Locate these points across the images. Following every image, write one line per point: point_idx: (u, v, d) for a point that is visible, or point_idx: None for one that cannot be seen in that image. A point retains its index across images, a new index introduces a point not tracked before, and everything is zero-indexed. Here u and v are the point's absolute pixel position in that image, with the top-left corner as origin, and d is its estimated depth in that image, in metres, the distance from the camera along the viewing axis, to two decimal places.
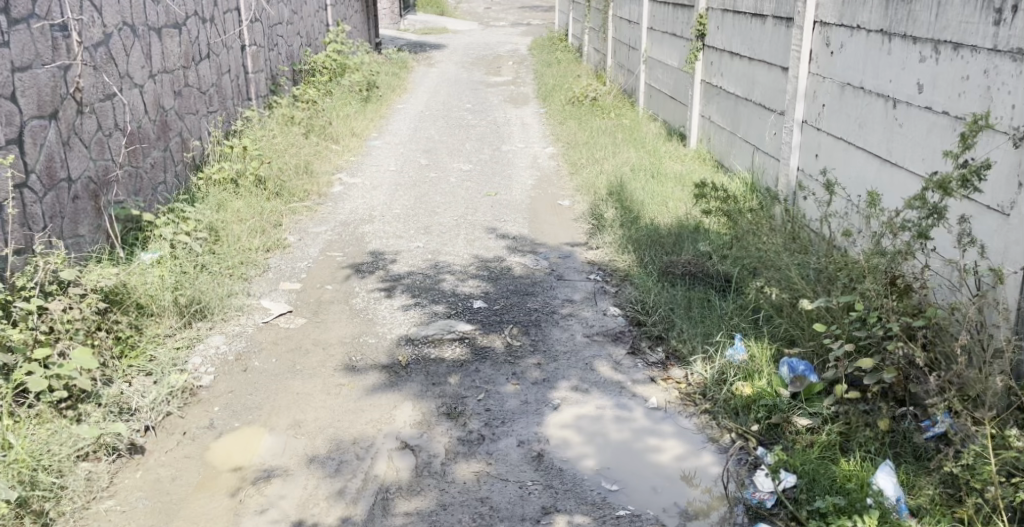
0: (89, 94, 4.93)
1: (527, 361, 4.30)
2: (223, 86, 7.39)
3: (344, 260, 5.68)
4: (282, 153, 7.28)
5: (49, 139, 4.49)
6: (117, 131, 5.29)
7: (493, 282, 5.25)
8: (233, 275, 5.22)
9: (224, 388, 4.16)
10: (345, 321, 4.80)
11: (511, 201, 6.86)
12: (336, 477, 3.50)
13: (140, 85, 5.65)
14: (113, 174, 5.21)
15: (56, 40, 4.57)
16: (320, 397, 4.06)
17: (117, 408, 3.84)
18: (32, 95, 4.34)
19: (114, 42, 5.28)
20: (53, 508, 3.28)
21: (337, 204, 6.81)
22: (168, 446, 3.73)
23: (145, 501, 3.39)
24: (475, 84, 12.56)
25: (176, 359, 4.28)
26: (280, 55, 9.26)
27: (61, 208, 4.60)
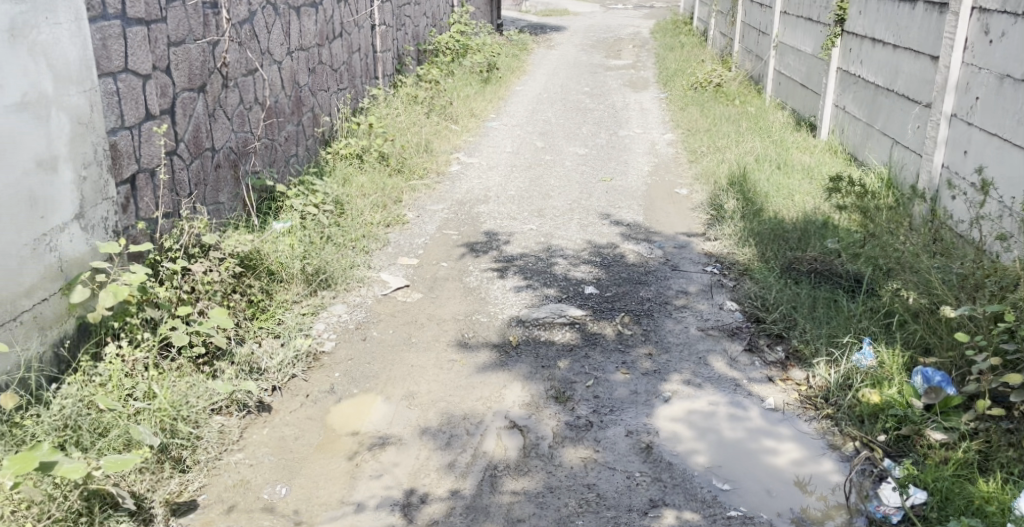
0: (234, 69, 5.17)
1: (638, 351, 4.27)
2: (353, 64, 7.60)
3: (459, 239, 5.76)
4: (403, 132, 7.44)
5: (197, 111, 4.73)
6: (257, 105, 5.53)
7: (606, 269, 5.23)
8: (356, 247, 5.39)
9: (345, 355, 4.31)
10: (459, 298, 4.89)
11: (628, 187, 6.80)
12: (446, 450, 3.58)
13: (278, 62, 5.88)
14: (252, 145, 5.45)
15: (207, 16, 4.81)
16: (433, 371, 4.15)
17: (248, 367, 4.05)
18: (184, 68, 4.58)
19: (257, 19, 5.51)
20: (190, 456, 3.47)
21: (455, 183, 6.91)
22: (293, 407, 3.90)
23: (270, 457, 3.56)
24: (594, 68, 12.45)
25: (302, 324, 4.46)
26: (406, 35, 9.45)
27: (205, 176, 4.85)
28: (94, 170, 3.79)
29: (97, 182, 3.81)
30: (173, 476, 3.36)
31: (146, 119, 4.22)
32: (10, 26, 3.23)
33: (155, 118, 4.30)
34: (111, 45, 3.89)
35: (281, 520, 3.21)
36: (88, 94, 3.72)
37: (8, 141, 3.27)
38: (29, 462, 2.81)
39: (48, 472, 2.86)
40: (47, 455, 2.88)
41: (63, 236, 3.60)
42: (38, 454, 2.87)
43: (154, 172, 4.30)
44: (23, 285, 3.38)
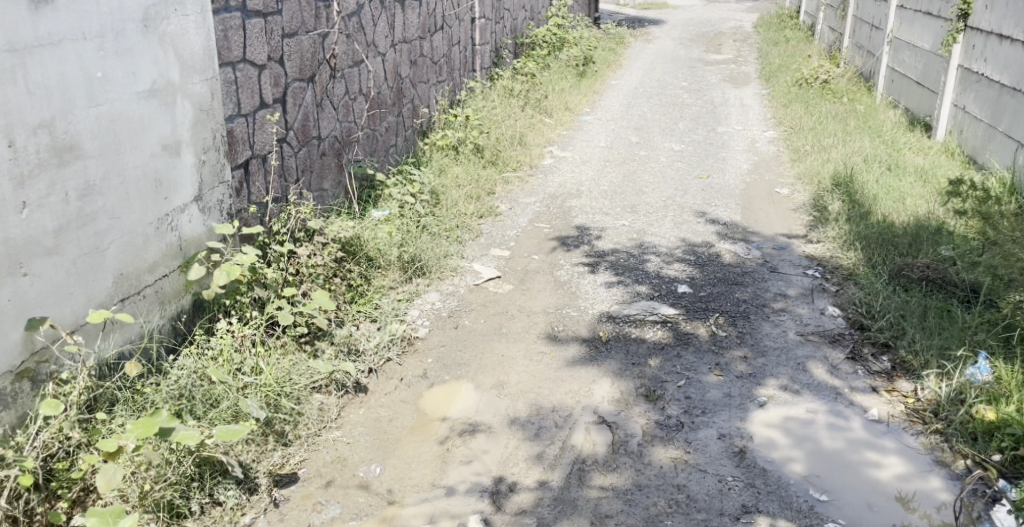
0: (341, 60, 5.29)
1: (733, 353, 4.18)
2: (452, 57, 7.67)
3: (551, 232, 5.75)
4: (498, 124, 7.46)
5: (306, 101, 4.85)
6: (361, 96, 5.64)
7: (701, 268, 5.13)
8: (450, 236, 5.43)
9: (438, 341, 4.37)
10: (550, 291, 4.88)
11: (725, 185, 6.66)
12: (535, 441, 3.59)
13: (382, 54, 5.98)
14: (355, 135, 5.56)
15: (318, 9, 4.92)
16: (523, 362, 4.16)
17: (346, 348, 4.15)
18: (296, 59, 4.69)
19: (364, 12, 5.61)
20: (292, 431, 3.58)
21: (548, 176, 6.89)
22: (388, 389, 3.97)
23: (366, 436, 3.64)
24: (693, 63, 12.22)
25: (397, 309, 4.53)
26: (505, 28, 9.48)
27: (311, 164, 4.98)
28: (212, 154, 3.95)
29: (214, 166, 3.97)
30: (276, 448, 3.47)
31: (260, 107, 4.35)
32: (143, 17, 3.38)
33: (268, 106, 4.43)
34: (232, 36, 4.03)
35: (375, 498, 3.28)
36: (210, 82, 3.87)
37: (138, 125, 3.42)
38: (150, 427, 2.94)
39: (166, 438, 2.97)
40: (166, 421, 3.00)
41: (182, 217, 3.77)
42: (158, 419, 2.99)
43: (265, 158, 4.43)
44: (147, 262, 3.55)
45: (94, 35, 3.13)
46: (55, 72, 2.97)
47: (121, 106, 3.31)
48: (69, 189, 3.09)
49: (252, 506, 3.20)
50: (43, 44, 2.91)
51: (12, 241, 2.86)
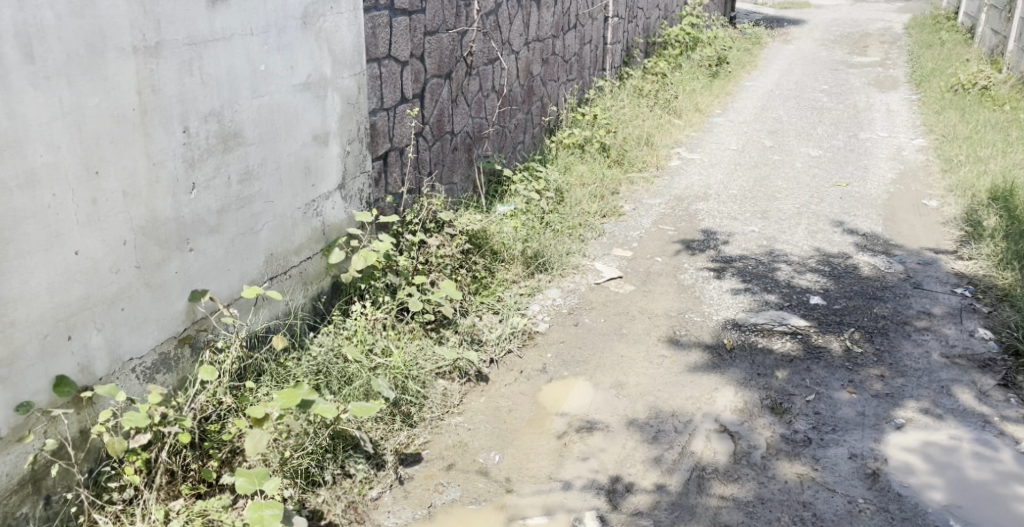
0: (478, 58, 5.37)
1: (869, 371, 4.01)
2: (583, 55, 7.66)
3: (675, 235, 5.67)
4: (626, 124, 7.40)
5: (443, 97, 4.95)
6: (494, 92, 5.71)
7: (836, 280, 4.95)
8: (573, 234, 5.42)
9: (558, 337, 4.39)
10: (673, 295, 4.81)
11: (865, 195, 6.38)
12: (654, 444, 3.55)
13: (516, 52, 6.03)
14: (486, 131, 5.64)
15: (459, 8, 5.00)
16: (643, 364, 4.13)
17: (470, 337, 4.22)
18: (436, 56, 4.78)
19: (502, 10, 5.67)
20: (417, 413, 3.68)
21: (674, 178, 6.77)
22: (509, 381, 4.02)
23: (486, 424, 3.70)
24: (835, 65, 11.76)
25: (519, 303, 4.58)
26: (637, 27, 9.38)
27: (444, 157, 5.07)
28: (356, 146, 4.10)
29: (357, 157, 4.13)
30: (403, 428, 3.58)
31: (400, 102, 4.47)
32: (303, 14, 3.54)
33: (408, 101, 4.55)
34: (379, 33, 4.17)
35: (494, 485, 3.33)
36: (358, 76, 4.02)
37: (293, 115, 3.59)
38: (294, 398, 3.04)
39: (307, 409, 3.10)
40: (308, 393, 3.11)
41: (326, 203, 3.94)
42: (301, 390, 3.09)
43: (403, 151, 4.56)
44: (293, 244, 3.74)
45: (260, 30, 3.30)
46: (226, 64, 3.14)
47: (279, 98, 3.48)
48: (232, 172, 3.28)
49: (380, 481, 3.32)
50: (218, 38, 3.08)
51: (182, 220, 3.05)
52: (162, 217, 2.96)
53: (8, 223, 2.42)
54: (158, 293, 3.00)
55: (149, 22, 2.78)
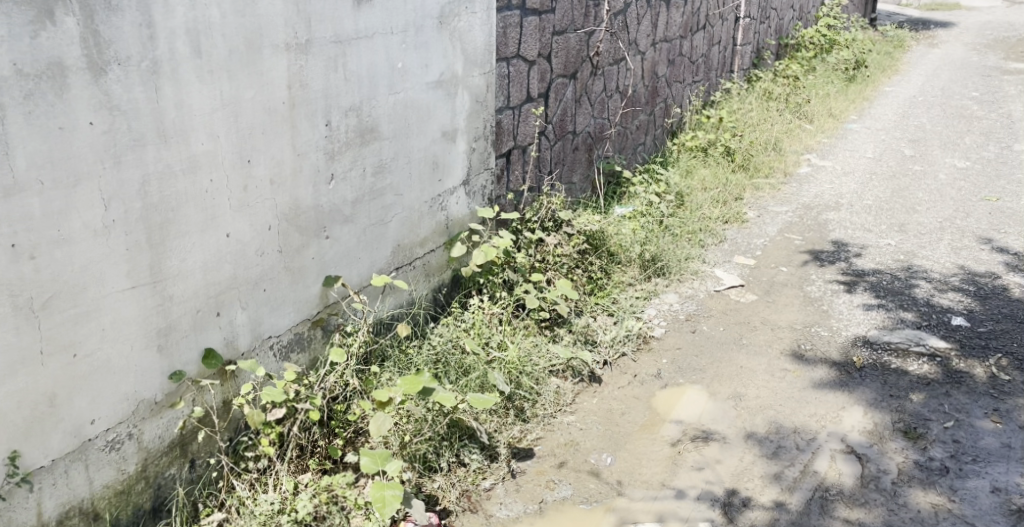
0: (604, 58, 5.37)
1: (1017, 400, 3.78)
2: (711, 56, 7.54)
3: (803, 245, 5.52)
4: (754, 128, 7.25)
5: (566, 97, 4.98)
6: (617, 93, 5.70)
7: (981, 301, 4.70)
8: (692, 240, 5.35)
9: (674, 343, 4.35)
10: (799, 307, 4.69)
11: (1018, 211, 6.02)
12: (773, 460, 3.47)
13: (642, 52, 6.00)
14: (607, 132, 5.64)
15: (588, 8, 5.01)
16: (763, 377, 4.04)
17: (584, 338, 4.23)
18: (562, 56, 4.82)
19: (630, 11, 5.66)
20: (530, 409, 3.73)
21: (803, 186, 6.57)
22: (621, 384, 4.02)
23: (598, 426, 3.72)
24: (986, 71, 11.13)
25: (635, 306, 4.56)
26: (769, 28, 9.16)
27: (564, 157, 5.11)
28: (482, 143, 4.20)
29: (483, 154, 4.22)
30: (516, 423, 3.64)
31: (526, 101, 4.54)
32: (440, 14, 3.65)
33: (534, 100, 4.61)
34: (510, 33, 4.24)
35: (605, 487, 3.34)
36: (487, 75, 4.11)
37: (425, 112, 3.71)
38: (416, 385, 3.14)
39: (427, 397, 3.19)
40: (429, 381, 3.20)
41: (451, 198, 4.05)
42: (423, 378, 3.18)
43: (526, 149, 4.63)
44: (419, 237, 3.86)
45: (399, 29, 3.42)
46: (367, 62, 3.27)
47: (414, 95, 3.60)
48: (367, 165, 3.42)
49: (493, 472, 3.39)
50: (361, 37, 3.22)
51: (320, 209, 3.21)
52: (303, 205, 3.12)
53: (172, 205, 2.61)
54: (296, 278, 3.16)
55: (301, 21, 2.93)
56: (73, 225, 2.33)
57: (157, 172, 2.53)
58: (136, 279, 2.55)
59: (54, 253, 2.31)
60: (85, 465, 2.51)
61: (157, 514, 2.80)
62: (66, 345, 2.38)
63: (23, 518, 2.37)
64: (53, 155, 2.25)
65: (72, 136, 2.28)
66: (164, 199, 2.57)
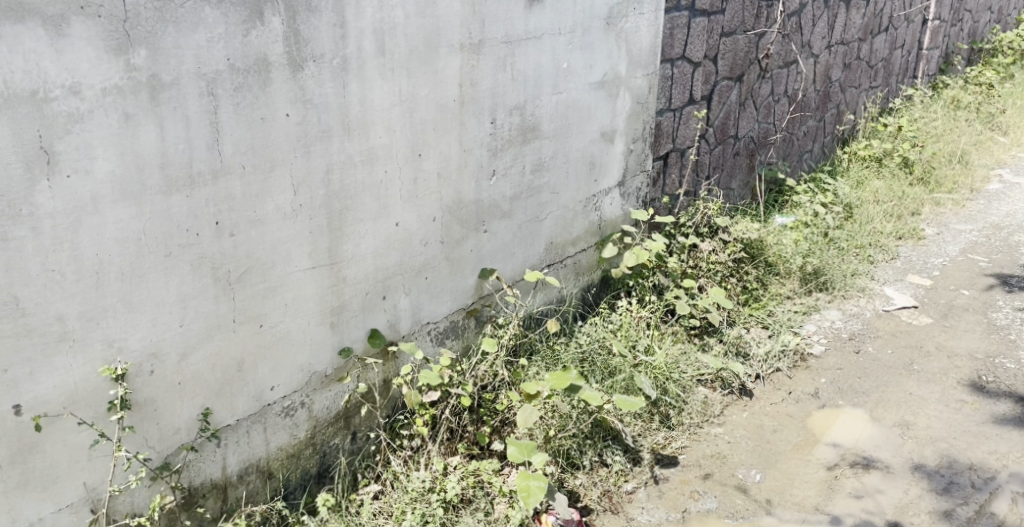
0: (774, 60, 5.24)
1: None
2: (892, 60, 7.18)
3: (988, 268, 5.17)
4: (937, 139, 6.84)
5: (731, 100, 4.88)
6: (785, 97, 5.54)
7: None
8: (860, 255, 5.10)
9: (834, 363, 4.19)
10: (980, 335, 4.41)
11: None
12: (945, 496, 3.29)
13: (816, 55, 5.80)
14: (772, 137, 5.49)
15: (760, 8, 4.91)
16: (935, 407, 3.83)
17: (735, 349, 4.13)
18: (729, 57, 4.73)
19: (806, 12, 5.48)
20: (676, 416, 3.68)
21: (991, 204, 6.15)
22: (774, 400, 3.92)
23: (747, 440, 3.66)
24: None
25: (793, 320, 4.41)
26: (961, 31, 8.61)
27: (723, 162, 5.01)
28: (640, 144, 4.20)
29: (640, 155, 4.22)
30: (660, 429, 3.62)
31: (688, 103, 4.50)
32: (608, 15, 3.69)
33: (697, 102, 4.56)
34: (677, 33, 4.21)
35: (753, 504, 3.28)
36: (650, 77, 4.11)
37: (586, 112, 3.75)
38: (564, 380, 3.18)
39: (574, 394, 3.22)
40: (576, 379, 3.22)
41: (606, 199, 4.08)
42: (570, 375, 3.22)
43: (685, 152, 4.59)
44: (572, 235, 3.91)
45: (567, 30, 3.48)
46: (534, 62, 3.35)
47: (576, 96, 3.65)
48: (527, 162, 3.49)
49: (635, 476, 3.40)
50: (530, 37, 3.30)
51: (481, 203, 3.32)
52: (465, 199, 3.23)
53: (351, 193, 2.77)
54: (455, 268, 3.29)
55: (476, 21, 3.04)
56: (266, 207, 2.53)
57: (340, 161, 2.70)
58: (316, 261, 2.73)
59: (250, 232, 2.51)
60: (264, 427, 2.73)
61: (321, 480, 3.00)
62: (254, 317, 2.59)
63: (210, 470, 2.60)
64: (255, 143, 2.44)
65: (271, 126, 2.47)
66: (344, 187, 2.74)
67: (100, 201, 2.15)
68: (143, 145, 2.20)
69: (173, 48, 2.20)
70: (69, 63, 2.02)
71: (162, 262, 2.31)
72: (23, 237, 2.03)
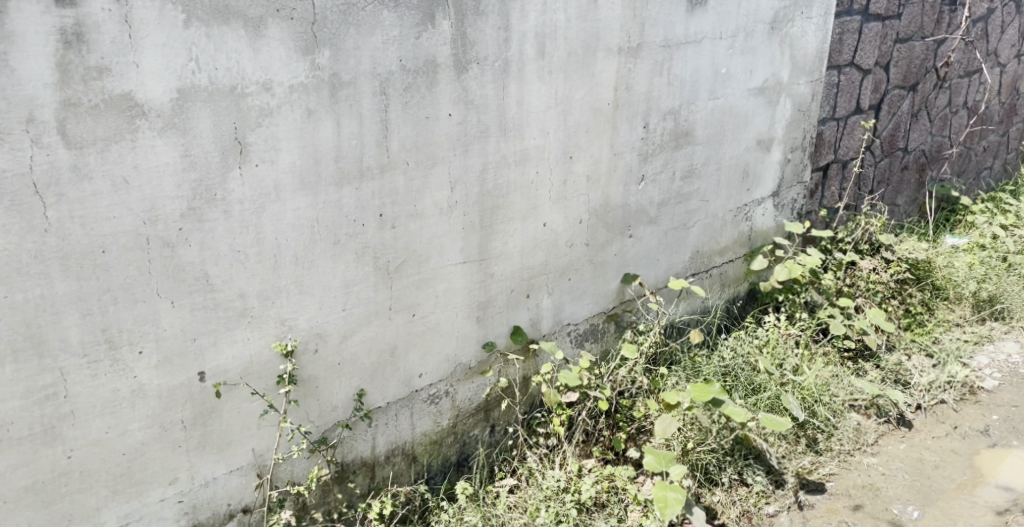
0: (954, 69, 4.97)
1: None
2: None
3: None
4: None
5: (902, 109, 4.68)
6: (964, 109, 5.25)
7: None
8: None
9: (1009, 399, 3.91)
10: None
11: None
12: None
13: (1003, 65, 5.45)
14: (947, 152, 5.21)
15: (942, 13, 4.67)
16: None
17: (894, 377, 3.94)
18: (903, 65, 4.54)
19: (994, 18, 5.17)
20: (824, 442, 3.55)
21: None
22: (938, 434, 3.71)
23: (904, 474, 3.49)
24: None
25: (963, 350, 4.12)
26: None
27: (889, 176, 4.81)
28: (798, 154, 4.10)
29: (798, 165, 4.12)
30: (807, 453, 3.49)
31: (855, 112, 4.35)
32: (773, 19, 3.62)
33: (864, 112, 4.41)
34: (847, 39, 4.09)
35: None
36: (815, 84, 4.00)
37: (744, 118, 3.70)
38: (706, 394, 3.12)
39: (716, 407, 3.16)
40: (719, 393, 3.16)
41: (759, 209, 4.00)
42: (714, 388, 3.16)
43: (847, 164, 4.45)
44: (720, 244, 3.86)
45: (729, 34, 3.45)
46: (693, 66, 3.34)
47: (734, 102, 3.61)
48: (679, 168, 3.49)
49: (777, 499, 3.29)
50: (691, 41, 3.29)
51: (628, 208, 3.34)
52: (613, 202, 3.26)
53: (503, 192, 2.86)
54: (599, 270, 3.32)
55: (636, 24, 3.06)
56: (425, 202, 2.65)
57: (495, 161, 2.79)
58: (467, 256, 2.83)
59: (409, 225, 2.63)
60: (411, 412, 2.85)
61: (461, 469, 3.10)
62: (408, 306, 2.72)
63: (361, 448, 2.74)
64: (419, 140, 2.56)
65: (434, 124, 2.58)
66: (498, 186, 2.83)
67: (281, 188, 2.32)
68: (321, 139, 2.36)
69: (353, 49, 2.35)
70: (263, 62, 2.20)
71: (331, 249, 2.47)
72: (217, 220, 2.22)
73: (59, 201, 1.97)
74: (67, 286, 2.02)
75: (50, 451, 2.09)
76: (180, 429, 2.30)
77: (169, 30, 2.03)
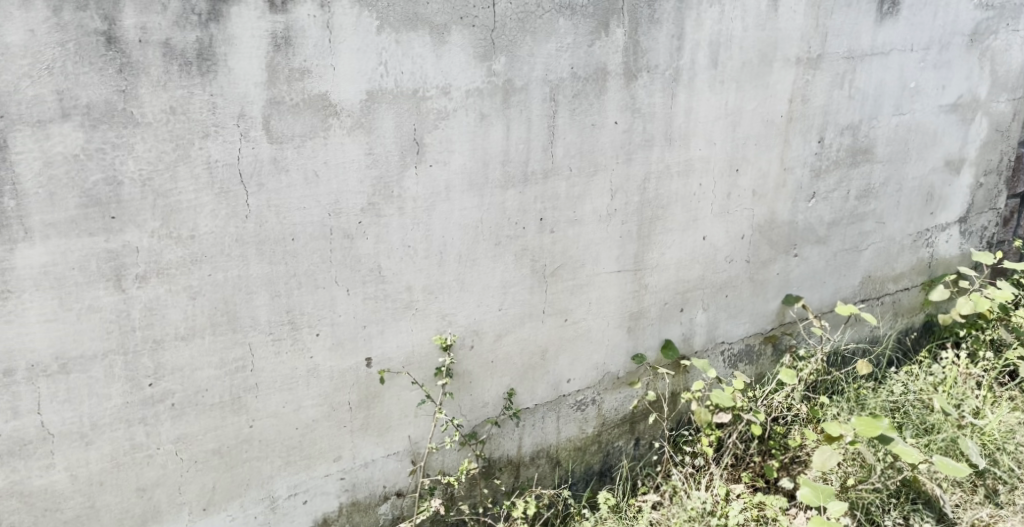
0: None
1: None
2: None
3: None
4: None
5: None
6: None
7: None
8: None
9: None
10: None
11: None
12: None
13: None
14: None
15: None
16: None
17: None
18: None
19: None
20: (1006, 493, 3.20)
21: None
22: None
23: None
24: None
25: None
26: None
27: None
28: (992, 178, 3.86)
29: (991, 191, 3.88)
30: (984, 504, 3.16)
31: None
32: (972, 32, 3.43)
33: None
34: None
35: None
36: (1016, 102, 3.75)
37: (931, 137, 3.52)
38: (873, 429, 2.95)
39: (884, 445, 2.97)
40: (888, 429, 2.98)
41: (942, 235, 3.80)
42: (882, 424, 2.98)
43: None
44: (894, 270, 3.69)
45: (921, 46, 3.30)
46: (877, 79, 3.23)
47: (921, 118, 3.45)
48: (853, 187, 3.36)
49: None
50: (876, 53, 3.18)
51: (795, 225, 3.25)
52: (779, 219, 3.19)
53: (663, 202, 2.85)
54: (758, 288, 3.25)
55: (818, 35, 2.99)
56: (585, 208, 2.68)
57: (657, 171, 2.80)
58: (623, 264, 2.85)
59: (568, 231, 2.68)
60: (557, 416, 2.89)
61: (603, 479, 3.12)
62: (561, 310, 2.76)
63: (507, 446, 2.81)
64: (583, 148, 2.61)
65: (600, 132, 2.62)
66: (658, 196, 2.83)
67: (451, 188, 2.41)
68: (490, 142, 2.44)
69: (528, 56, 2.42)
70: (445, 67, 2.30)
71: (492, 249, 2.55)
72: (392, 216, 2.34)
73: (259, 190, 2.14)
74: (261, 269, 2.19)
75: (236, 419, 2.28)
76: (347, 410, 2.44)
77: (364, 35, 2.17)
